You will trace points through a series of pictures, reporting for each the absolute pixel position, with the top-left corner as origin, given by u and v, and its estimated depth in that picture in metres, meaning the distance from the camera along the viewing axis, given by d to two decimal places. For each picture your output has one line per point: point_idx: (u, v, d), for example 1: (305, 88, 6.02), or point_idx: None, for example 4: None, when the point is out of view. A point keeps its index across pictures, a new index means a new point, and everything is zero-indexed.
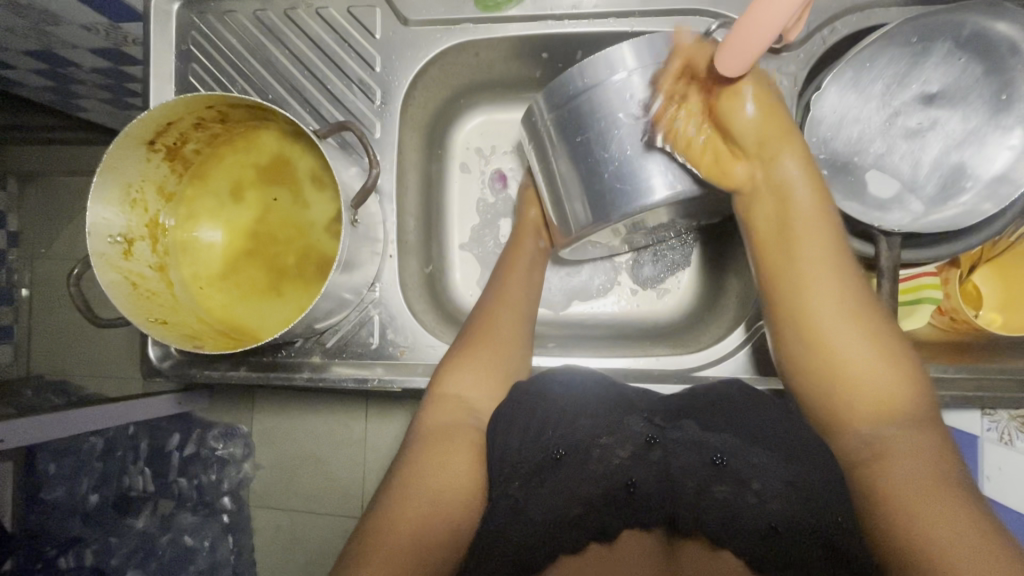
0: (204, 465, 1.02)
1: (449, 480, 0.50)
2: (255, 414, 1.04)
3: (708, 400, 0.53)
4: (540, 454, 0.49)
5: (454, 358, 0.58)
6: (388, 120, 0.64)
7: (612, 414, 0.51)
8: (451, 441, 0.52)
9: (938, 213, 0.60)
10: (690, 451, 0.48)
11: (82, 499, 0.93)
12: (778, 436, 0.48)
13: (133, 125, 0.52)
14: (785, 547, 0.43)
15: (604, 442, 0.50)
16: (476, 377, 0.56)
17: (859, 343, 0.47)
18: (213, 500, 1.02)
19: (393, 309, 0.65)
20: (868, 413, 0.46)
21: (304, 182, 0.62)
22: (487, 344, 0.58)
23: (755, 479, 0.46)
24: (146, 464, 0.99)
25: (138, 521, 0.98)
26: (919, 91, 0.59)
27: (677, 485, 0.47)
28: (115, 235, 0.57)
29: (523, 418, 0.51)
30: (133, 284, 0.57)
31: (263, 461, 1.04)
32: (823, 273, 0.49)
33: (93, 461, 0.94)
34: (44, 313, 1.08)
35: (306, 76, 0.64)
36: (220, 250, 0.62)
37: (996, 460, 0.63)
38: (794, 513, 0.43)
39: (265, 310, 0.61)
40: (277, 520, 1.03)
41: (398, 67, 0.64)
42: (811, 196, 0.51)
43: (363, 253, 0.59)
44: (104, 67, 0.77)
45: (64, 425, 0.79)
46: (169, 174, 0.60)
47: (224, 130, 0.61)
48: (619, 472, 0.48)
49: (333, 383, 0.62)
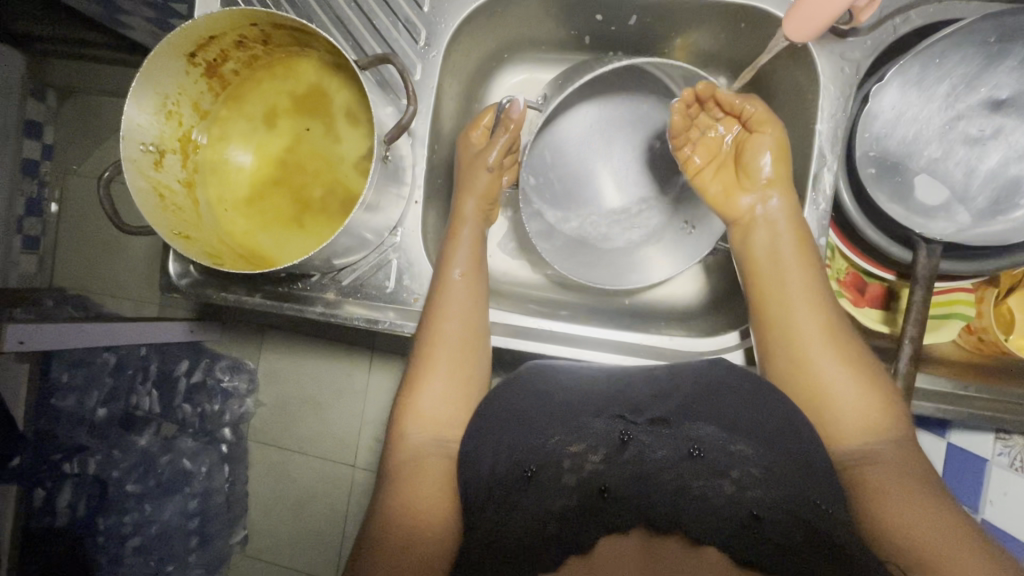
0: (209, 395, 1.04)
1: (433, 491, 0.53)
2: (263, 350, 1.05)
3: (685, 389, 0.53)
4: (511, 469, 0.50)
5: (414, 377, 0.57)
6: (429, 62, 0.62)
7: (577, 418, 0.52)
8: (426, 469, 0.54)
9: (985, 227, 0.58)
10: (665, 444, 0.50)
11: (90, 411, 0.99)
12: (757, 421, 0.50)
13: (176, 33, 0.51)
14: (768, 531, 0.46)
15: (572, 452, 0.51)
16: (446, 406, 0.56)
17: (832, 356, 0.52)
18: (214, 430, 1.04)
19: (411, 256, 0.64)
20: (850, 430, 0.50)
21: (339, 116, 0.61)
22: (444, 348, 0.57)
23: (732, 469, 0.48)
24: (153, 386, 1.03)
25: (141, 439, 1.01)
26: (987, 96, 0.56)
27: (652, 480, 0.50)
28: (148, 144, 0.56)
29: (509, 427, 0.53)
30: (160, 196, 0.57)
31: (265, 398, 1.06)
32: (799, 293, 0.54)
33: (104, 376, 1.01)
34: (68, 228, 1.11)
35: (351, 5, 0.62)
36: (249, 174, 0.62)
37: (1002, 485, 0.62)
38: (773, 501, 0.47)
39: (285, 240, 0.61)
40: (273, 456, 1.06)
41: (446, 9, 0.62)
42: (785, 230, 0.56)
43: (388, 195, 0.59)
44: None
45: (75, 334, 0.81)
46: (205, 91, 0.60)
47: (265, 53, 0.60)
48: (590, 478, 0.50)
49: (343, 320, 0.62)
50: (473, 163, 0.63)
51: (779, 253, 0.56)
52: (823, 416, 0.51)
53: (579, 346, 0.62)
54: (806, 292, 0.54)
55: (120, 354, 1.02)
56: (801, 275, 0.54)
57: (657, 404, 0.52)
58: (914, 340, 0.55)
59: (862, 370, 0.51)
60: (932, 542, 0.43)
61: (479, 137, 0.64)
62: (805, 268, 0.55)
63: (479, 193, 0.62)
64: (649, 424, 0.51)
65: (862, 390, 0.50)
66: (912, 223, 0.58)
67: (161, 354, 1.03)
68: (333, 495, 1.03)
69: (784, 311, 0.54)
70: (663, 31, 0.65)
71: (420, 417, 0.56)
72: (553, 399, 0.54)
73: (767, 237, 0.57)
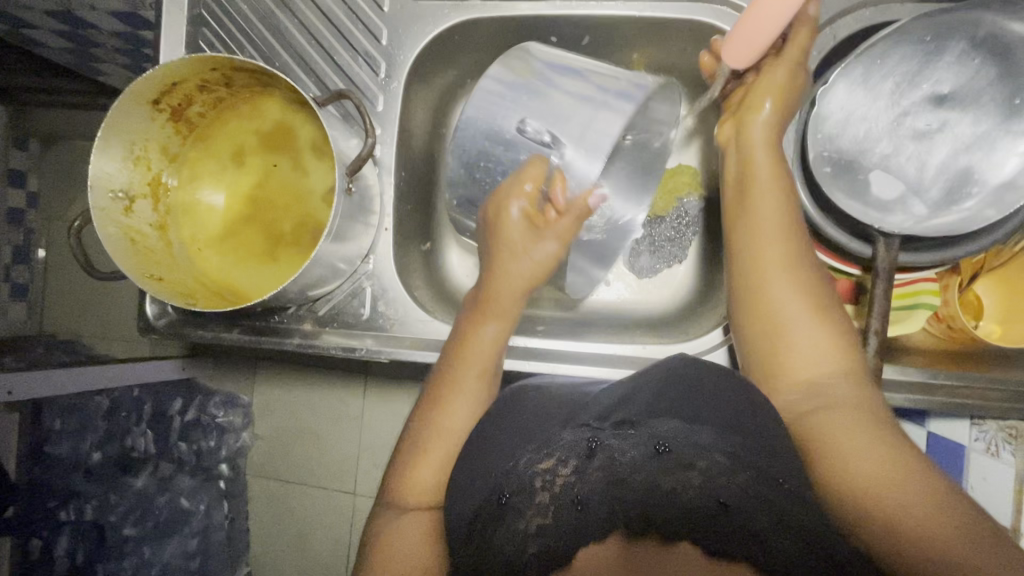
0: (204, 432, 1.05)
1: (421, 541, 0.52)
2: (255, 384, 1.07)
3: (661, 387, 0.53)
4: (487, 498, 0.49)
5: (416, 436, 0.58)
6: (391, 93, 0.64)
7: (545, 433, 0.52)
8: (414, 523, 0.53)
9: (940, 218, 0.59)
10: (634, 444, 0.50)
11: (86, 455, 0.97)
12: (719, 416, 0.50)
13: (139, 82, 0.53)
14: (732, 519, 0.47)
15: (542, 469, 0.49)
16: (437, 472, 0.55)
17: (793, 286, 0.53)
18: (212, 466, 1.05)
19: (385, 282, 0.65)
20: (803, 364, 0.52)
21: (305, 151, 0.62)
22: (441, 439, 0.56)
23: (699, 461, 0.49)
24: (148, 425, 1.01)
25: (138, 479, 1.00)
26: (930, 92, 0.58)
27: (624, 483, 0.50)
28: (117, 191, 0.57)
29: (483, 447, 0.53)
30: (131, 240, 0.58)
31: (262, 430, 1.07)
32: (773, 232, 0.54)
33: (96, 419, 0.96)
34: (56, 274, 1.12)
35: (312, 44, 0.64)
36: (220, 213, 0.63)
37: (982, 470, 0.62)
38: (739, 493, 0.47)
39: (259, 275, 0.62)
40: (272, 488, 1.06)
41: (404, 41, 0.64)
42: (760, 158, 0.55)
43: (356, 224, 0.60)
44: (124, 12, 0.77)
45: (65, 382, 0.81)
46: (172, 135, 0.61)
47: (229, 95, 0.62)
48: (562, 493, 0.49)
49: (321, 350, 0.63)
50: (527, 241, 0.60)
51: (751, 162, 0.56)
52: (776, 341, 0.53)
53: (560, 364, 0.62)
54: (778, 239, 0.54)
55: (114, 392, 0.97)
56: (789, 228, 0.54)
57: (624, 407, 0.52)
58: (881, 332, 0.56)
59: (823, 308, 0.53)
60: (893, 486, 0.43)
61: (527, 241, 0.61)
62: (789, 218, 0.54)
63: (518, 275, 0.61)
64: (617, 429, 0.51)
65: (821, 327, 0.52)
66: (869, 218, 0.60)
67: (155, 392, 1.00)
68: (331, 525, 1.03)
69: (751, 250, 0.55)
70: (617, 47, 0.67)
71: (417, 491, 0.55)
72: (538, 414, 0.55)
73: (735, 148, 0.58)
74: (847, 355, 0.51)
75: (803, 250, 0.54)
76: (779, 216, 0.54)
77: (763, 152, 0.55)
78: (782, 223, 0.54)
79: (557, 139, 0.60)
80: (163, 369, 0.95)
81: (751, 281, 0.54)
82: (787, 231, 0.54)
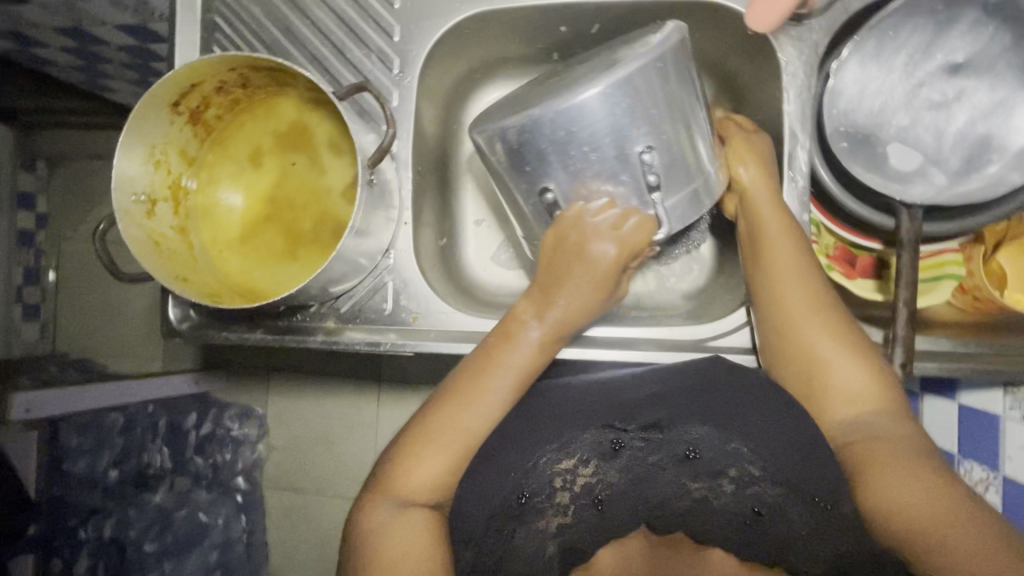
0: (220, 445, 1.04)
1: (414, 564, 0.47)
2: (271, 397, 1.05)
3: (685, 386, 0.54)
4: (506, 499, 0.53)
5: (410, 443, 0.52)
6: (405, 88, 0.64)
7: (567, 431, 0.54)
8: (412, 540, 0.48)
9: (961, 187, 0.59)
10: (659, 450, 0.55)
11: (103, 473, 1.00)
12: (757, 418, 0.50)
13: (161, 84, 0.53)
14: (765, 527, 0.52)
15: (563, 468, 0.55)
16: (443, 478, 0.51)
17: (816, 319, 0.52)
18: (227, 479, 1.04)
19: (406, 276, 0.65)
20: (836, 397, 0.50)
21: (322, 149, 0.63)
22: (447, 435, 0.52)
23: (731, 468, 0.53)
24: (164, 442, 1.03)
25: (155, 495, 1.01)
26: (943, 62, 0.58)
27: (646, 481, 0.56)
28: (140, 194, 0.57)
29: (499, 446, 0.54)
30: (155, 242, 0.58)
31: (276, 442, 1.05)
32: (789, 262, 0.55)
33: (113, 438, 1.01)
34: (68, 294, 1.12)
35: (325, 44, 0.65)
36: (240, 214, 0.64)
37: (1020, 441, 0.60)
38: (770, 496, 0.51)
39: (282, 274, 0.62)
40: (290, 501, 1.04)
41: (416, 36, 0.64)
42: (763, 197, 0.58)
43: (376, 219, 0.60)
44: (133, 25, 0.78)
45: (80, 399, 0.87)
46: (191, 138, 0.61)
47: (245, 96, 0.62)
48: (585, 491, 0.56)
49: (346, 346, 0.63)
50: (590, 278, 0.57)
51: (757, 205, 0.58)
52: (808, 372, 0.52)
53: (587, 349, 0.61)
54: (799, 271, 0.54)
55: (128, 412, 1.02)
56: (802, 260, 0.55)
57: (650, 408, 0.54)
58: (909, 302, 0.55)
59: (850, 339, 0.52)
60: (937, 523, 0.42)
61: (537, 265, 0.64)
62: (801, 252, 0.55)
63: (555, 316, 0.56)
64: (642, 432, 0.54)
65: (852, 359, 0.51)
66: (890, 190, 0.60)
67: (168, 409, 1.04)
68: None
69: (771, 282, 0.55)
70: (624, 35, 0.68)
71: (413, 486, 0.51)
72: (559, 417, 0.55)
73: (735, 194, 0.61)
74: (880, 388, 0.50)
75: (818, 281, 0.54)
76: (791, 248, 0.55)
77: (764, 194, 0.58)
78: (794, 255, 0.55)
79: (662, 184, 0.54)
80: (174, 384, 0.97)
81: (775, 313, 0.54)
82: (802, 264, 0.54)
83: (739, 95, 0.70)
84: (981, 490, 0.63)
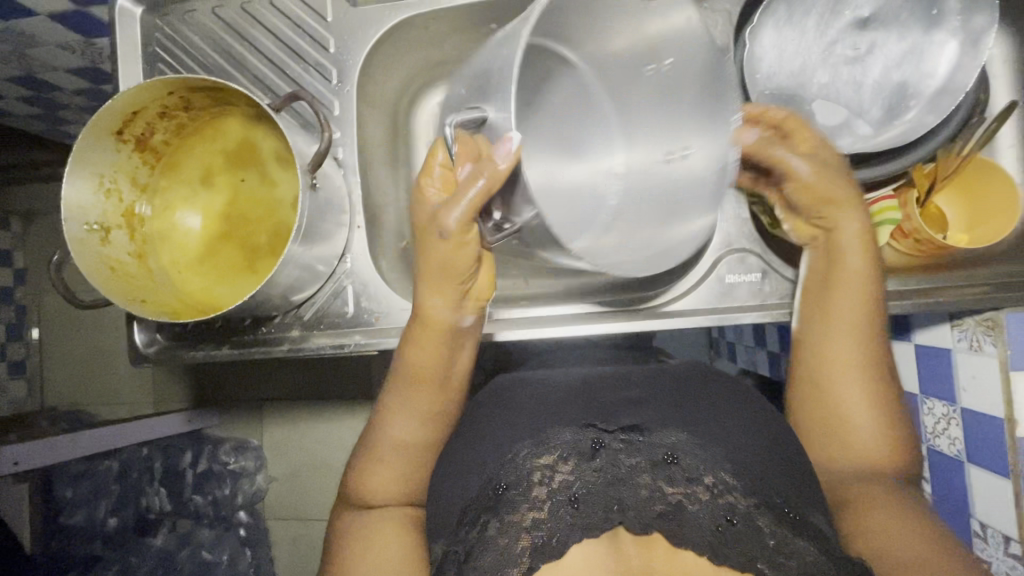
0: (218, 480, 1.05)
1: (393, 555, 0.50)
2: (264, 427, 1.07)
3: (667, 390, 0.56)
4: (482, 492, 0.47)
5: (385, 453, 0.55)
6: (345, 97, 0.67)
7: (544, 429, 0.50)
8: (383, 530, 0.52)
9: (886, 133, 0.62)
10: (638, 453, 0.47)
11: (102, 522, 1.01)
12: (721, 426, 0.51)
13: (100, 113, 0.55)
14: (733, 535, 0.43)
15: (542, 463, 0.47)
16: (408, 484, 0.55)
17: (862, 374, 0.52)
18: (230, 515, 1.04)
19: (365, 277, 0.66)
20: (852, 442, 0.52)
21: (270, 163, 0.65)
22: (387, 449, 0.55)
23: (706, 474, 0.46)
24: (160, 485, 1.04)
25: (157, 539, 1.03)
26: (852, 18, 0.61)
27: (625, 484, 0.46)
28: (93, 223, 0.59)
29: (476, 450, 0.52)
30: (112, 268, 0.59)
31: (276, 473, 1.07)
32: (847, 302, 0.53)
33: (109, 485, 1.02)
34: (50, 346, 1.13)
35: (264, 62, 0.67)
36: (198, 235, 0.65)
37: (970, 369, 0.60)
38: (750, 494, 0.45)
39: (242, 287, 0.63)
40: (296, 530, 1.07)
41: (350, 46, 0.66)
42: (848, 232, 0.54)
43: (327, 223, 0.61)
44: (83, 69, 0.81)
45: (73, 445, 0.83)
46: (140, 165, 0.63)
47: (190, 119, 0.64)
48: (561, 489, 0.46)
49: (312, 352, 0.64)
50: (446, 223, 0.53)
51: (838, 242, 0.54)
52: (842, 414, 0.52)
53: (545, 329, 0.63)
54: (852, 318, 0.53)
55: (122, 458, 1.03)
56: (863, 307, 0.53)
57: (631, 414, 0.52)
58: None
59: (886, 403, 0.52)
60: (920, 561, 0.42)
61: (483, 290, 0.59)
62: (865, 297, 0.53)
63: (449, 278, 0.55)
64: (624, 433, 0.49)
65: (882, 420, 0.51)
66: None
67: (162, 450, 1.05)
68: None
69: (822, 319, 0.55)
70: None
71: (388, 489, 0.54)
72: (535, 411, 0.53)
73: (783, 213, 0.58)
74: (896, 453, 0.51)
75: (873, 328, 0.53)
76: (859, 289, 0.53)
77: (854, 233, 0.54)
78: (846, 292, 0.53)
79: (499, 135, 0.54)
80: (168, 424, 0.97)
81: (817, 348, 0.54)
82: (864, 311, 0.53)
83: None
84: (945, 425, 0.64)
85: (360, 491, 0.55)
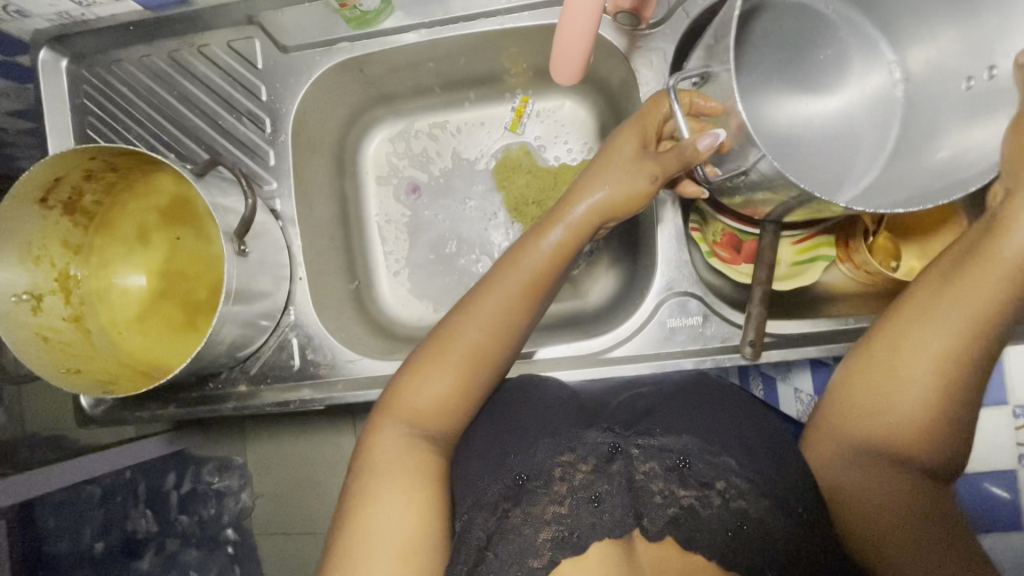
0: (203, 499, 1.03)
1: (403, 518, 0.43)
2: (248, 444, 1.06)
3: (672, 395, 0.52)
4: (500, 482, 0.46)
5: (426, 368, 0.48)
6: (281, 146, 0.65)
7: (569, 433, 0.47)
8: (399, 478, 0.44)
9: None
10: (653, 458, 0.45)
11: (88, 547, 0.89)
12: (726, 428, 0.48)
13: (16, 185, 0.54)
14: (751, 538, 0.42)
15: (563, 460, 0.45)
16: (446, 411, 0.48)
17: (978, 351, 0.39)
18: (216, 534, 1.03)
19: (310, 330, 0.66)
20: (939, 418, 0.41)
21: (204, 219, 0.63)
22: (458, 353, 0.47)
23: (718, 480, 0.44)
24: (146, 506, 0.96)
25: (144, 561, 0.95)
26: None
27: (637, 492, 0.44)
28: (20, 293, 0.58)
29: (499, 448, 0.49)
30: (44, 338, 0.59)
31: (262, 489, 1.05)
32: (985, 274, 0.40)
33: (92, 510, 0.88)
34: None
35: (196, 113, 0.65)
36: (139, 292, 0.64)
37: None
38: (766, 498, 0.43)
39: (181, 346, 0.62)
40: (280, 545, 1.05)
41: (282, 94, 0.65)
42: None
43: (264, 280, 0.60)
44: None
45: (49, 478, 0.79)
46: (71, 228, 0.62)
47: (120, 177, 0.62)
48: (580, 489, 0.44)
49: (258, 409, 0.64)
50: (627, 168, 0.52)
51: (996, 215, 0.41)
52: (943, 379, 0.40)
53: None
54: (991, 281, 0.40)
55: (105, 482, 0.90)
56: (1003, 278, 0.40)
57: (647, 419, 0.49)
58: (764, 282, 0.58)
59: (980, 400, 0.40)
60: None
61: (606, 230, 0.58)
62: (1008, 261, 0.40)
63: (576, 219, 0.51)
64: (639, 436, 0.47)
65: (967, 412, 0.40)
66: None
67: (146, 471, 0.96)
68: None
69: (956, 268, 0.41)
70: (491, 54, 0.69)
71: (419, 412, 0.47)
72: (539, 411, 0.51)
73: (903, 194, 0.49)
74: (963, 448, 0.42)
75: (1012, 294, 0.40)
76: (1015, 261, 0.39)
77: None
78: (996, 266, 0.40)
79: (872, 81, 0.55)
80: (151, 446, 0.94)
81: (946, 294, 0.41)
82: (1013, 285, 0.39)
83: (615, 104, 0.71)
84: None
85: (381, 408, 0.48)
